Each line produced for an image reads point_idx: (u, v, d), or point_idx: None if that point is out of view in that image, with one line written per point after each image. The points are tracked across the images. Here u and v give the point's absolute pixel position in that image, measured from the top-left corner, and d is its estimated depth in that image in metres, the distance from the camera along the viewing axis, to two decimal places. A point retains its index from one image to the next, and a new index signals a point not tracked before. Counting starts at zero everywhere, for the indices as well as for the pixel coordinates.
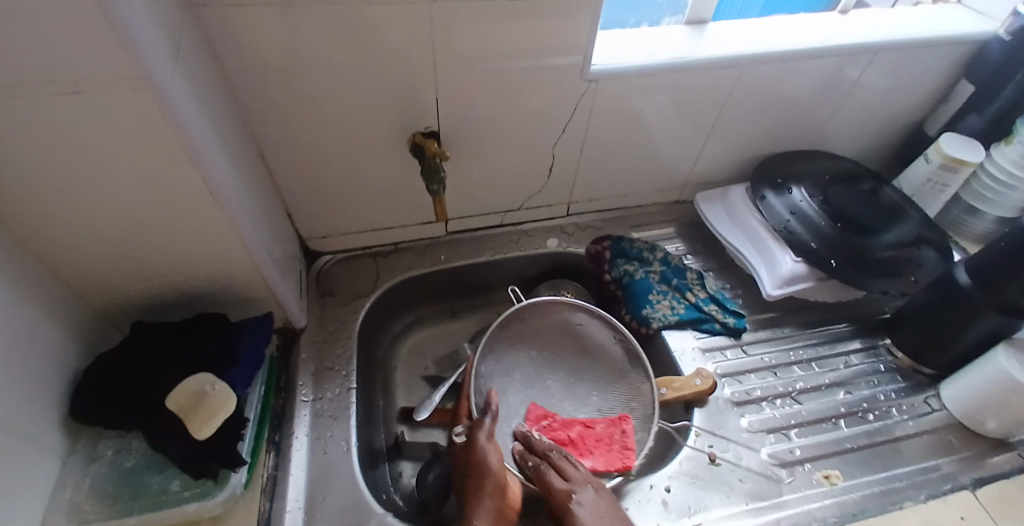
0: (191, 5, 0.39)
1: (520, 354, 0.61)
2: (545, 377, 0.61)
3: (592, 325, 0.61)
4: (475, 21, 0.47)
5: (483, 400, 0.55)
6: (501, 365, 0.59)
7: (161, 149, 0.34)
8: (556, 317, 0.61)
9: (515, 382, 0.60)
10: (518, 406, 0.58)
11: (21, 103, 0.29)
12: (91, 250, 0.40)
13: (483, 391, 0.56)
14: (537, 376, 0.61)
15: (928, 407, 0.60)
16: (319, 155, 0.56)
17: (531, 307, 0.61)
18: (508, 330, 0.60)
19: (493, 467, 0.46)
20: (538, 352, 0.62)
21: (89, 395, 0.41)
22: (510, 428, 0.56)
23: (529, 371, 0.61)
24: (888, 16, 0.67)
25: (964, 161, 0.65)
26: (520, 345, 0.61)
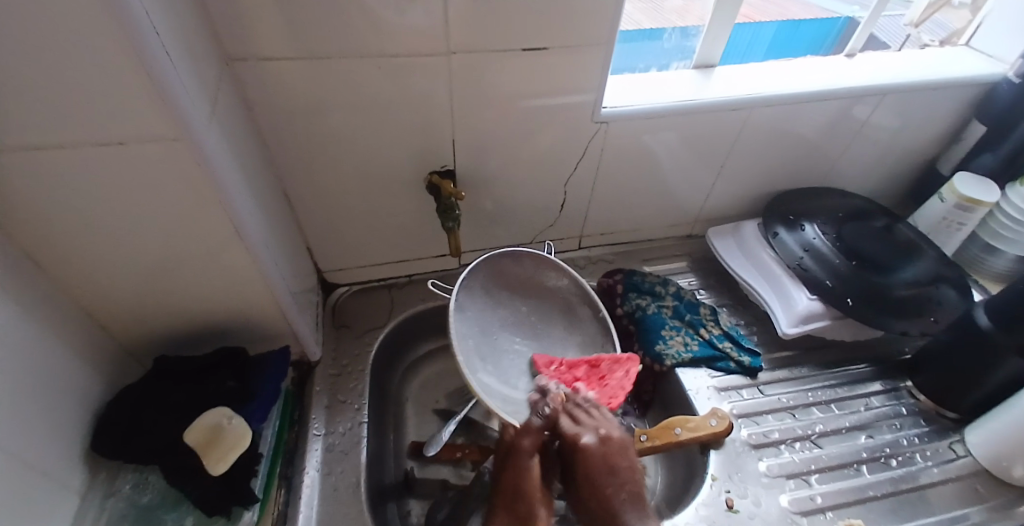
0: (229, 59, 0.43)
1: (503, 301, 0.59)
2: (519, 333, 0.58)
3: (592, 326, 0.61)
4: (491, 69, 0.50)
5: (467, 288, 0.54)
6: (490, 288, 0.58)
7: (193, 193, 0.36)
8: (562, 293, 0.61)
9: (489, 317, 0.57)
10: (481, 324, 0.56)
11: (70, 154, 0.31)
12: (123, 287, 0.42)
13: (472, 288, 0.56)
14: (510, 327, 0.58)
15: (953, 454, 0.58)
16: (339, 194, 0.58)
17: (555, 271, 0.61)
18: (512, 269, 0.60)
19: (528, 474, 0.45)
20: (513, 309, 0.59)
21: (111, 436, 0.42)
22: (468, 328, 0.53)
23: (499, 318, 0.58)
24: (894, 58, 0.68)
25: (979, 200, 0.65)
26: (513, 291, 0.60)
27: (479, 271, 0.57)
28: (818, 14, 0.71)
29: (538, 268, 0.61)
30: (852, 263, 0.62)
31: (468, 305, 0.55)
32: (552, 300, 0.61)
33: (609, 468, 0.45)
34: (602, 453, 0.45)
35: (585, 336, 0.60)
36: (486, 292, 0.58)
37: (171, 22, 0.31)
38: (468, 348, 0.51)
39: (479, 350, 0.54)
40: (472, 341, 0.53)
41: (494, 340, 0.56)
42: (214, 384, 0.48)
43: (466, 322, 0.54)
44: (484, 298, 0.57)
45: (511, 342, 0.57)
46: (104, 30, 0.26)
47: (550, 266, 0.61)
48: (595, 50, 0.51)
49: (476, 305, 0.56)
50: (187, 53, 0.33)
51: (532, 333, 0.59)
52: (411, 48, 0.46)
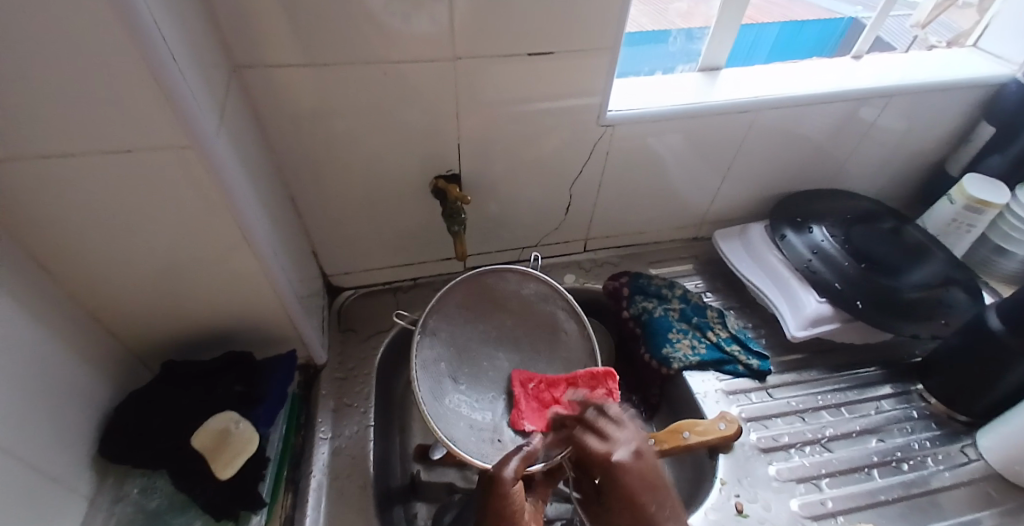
0: (236, 66, 0.43)
1: (483, 318, 0.59)
2: (501, 349, 0.58)
3: (576, 344, 0.58)
4: (497, 73, 0.50)
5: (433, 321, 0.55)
6: (465, 308, 0.58)
7: (201, 199, 0.36)
8: (546, 309, 0.59)
9: (465, 335, 0.57)
10: (457, 346, 0.56)
11: (80, 161, 0.31)
12: (131, 293, 0.42)
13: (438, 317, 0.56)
14: (488, 344, 0.58)
15: (965, 458, 0.57)
16: (346, 198, 0.58)
17: (539, 287, 0.59)
18: (487, 289, 0.58)
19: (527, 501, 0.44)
20: (494, 325, 0.59)
21: (121, 439, 0.42)
22: (437, 352, 0.55)
23: (477, 335, 0.58)
24: (901, 60, 0.68)
25: (988, 202, 0.64)
26: (493, 308, 0.59)
27: (456, 291, 0.57)
28: (822, 15, 0.71)
29: (521, 284, 0.59)
30: (861, 265, 0.61)
31: (440, 326, 0.56)
32: (536, 316, 0.59)
33: (633, 471, 0.43)
34: (637, 469, 0.43)
35: (570, 355, 0.58)
36: (464, 310, 0.58)
37: (180, 30, 0.32)
38: (434, 380, 0.53)
39: (450, 371, 0.55)
40: (440, 364, 0.54)
41: (471, 358, 0.57)
42: (222, 387, 0.48)
43: (434, 345, 0.55)
44: (460, 317, 0.57)
45: (490, 360, 0.57)
46: (113, 39, 0.26)
47: (533, 283, 0.59)
48: (600, 54, 0.51)
49: (450, 325, 0.57)
50: (196, 60, 0.34)
51: (516, 352, 0.58)
52: (417, 54, 0.46)
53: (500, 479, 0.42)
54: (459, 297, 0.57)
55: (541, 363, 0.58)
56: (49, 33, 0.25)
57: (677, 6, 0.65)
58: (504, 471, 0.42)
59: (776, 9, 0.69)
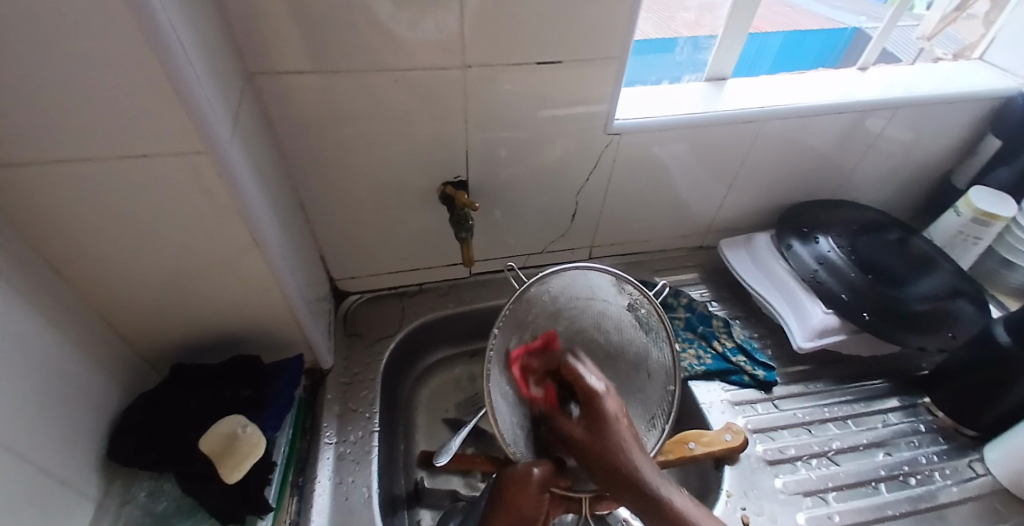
0: (250, 73, 0.43)
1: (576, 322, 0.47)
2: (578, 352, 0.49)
3: (656, 394, 0.49)
4: (506, 81, 0.50)
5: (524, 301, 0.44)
6: (566, 299, 0.46)
7: (215, 205, 0.37)
8: (642, 341, 0.49)
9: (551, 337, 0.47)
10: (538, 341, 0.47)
11: (98, 165, 0.32)
12: (143, 296, 0.42)
13: (537, 301, 0.45)
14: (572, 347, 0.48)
15: (972, 473, 0.57)
16: (354, 204, 0.58)
17: (649, 315, 0.48)
18: (597, 298, 0.47)
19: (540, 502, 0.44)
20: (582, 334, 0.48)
21: (135, 439, 0.42)
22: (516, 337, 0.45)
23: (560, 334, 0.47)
24: (908, 72, 0.68)
25: (996, 214, 0.64)
26: (591, 314, 0.48)
27: (568, 275, 0.45)
28: (825, 25, 0.71)
29: (631, 302, 0.48)
30: (867, 276, 0.61)
31: (532, 308, 0.45)
32: (629, 340, 0.49)
33: (622, 414, 0.41)
34: (616, 404, 0.42)
35: (638, 399, 0.49)
36: (562, 298, 0.46)
37: (199, 40, 0.32)
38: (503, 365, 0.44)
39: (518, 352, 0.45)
40: (511, 343, 0.45)
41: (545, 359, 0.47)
42: (230, 391, 0.48)
43: (517, 327, 0.44)
44: (554, 303, 0.46)
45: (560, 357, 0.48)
46: (136, 48, 0.26)
47: (647, 309, 0.48)
48: (608, 63, 0.52)
49: (544, 316, 0.46)
50: (213, 69, 0.34)
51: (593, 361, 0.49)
52: (428, 61, 0.47)
53: (528, 478, 0.43)
54: (564, 290, 0.46)
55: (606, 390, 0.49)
56: (74, 41, 0.25)
57: (686, 15, 0.64)
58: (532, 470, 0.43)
59: (778, 18, 0.69)
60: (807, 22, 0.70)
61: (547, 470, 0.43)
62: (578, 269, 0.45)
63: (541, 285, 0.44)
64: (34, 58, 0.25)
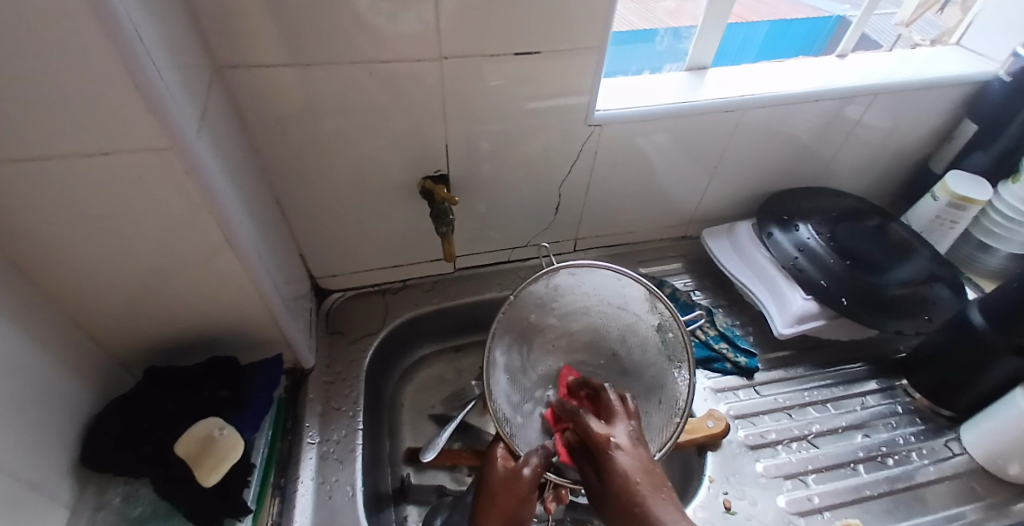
0: (219, 67, 0.42)
1: (598, 326, 0.53)
2: (598, 357, 0.54)
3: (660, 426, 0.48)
4: (484, 73, 0.50)
5: (557, 286, 0.49)
6: (591, 298, 0.51)
7: (183, 203, 0.36)
8: (662, 364, 0.50)
9: (570, 334, 0.53)
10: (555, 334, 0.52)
11: (55, 165, 0.31)
12: (114, 297, 0.41)
13: (567, 292, 0.50)
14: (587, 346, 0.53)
15: (949, 452, 0.58)
16: (333, 200, 0.57)
17: (675, 338, 0.48)
18: (626, 309, 0.51)
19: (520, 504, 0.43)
20: (599, 340, 0.53)
21: (104, 444, 0.41)
22: (544, 316, 0.51)
23: (580, 326, 0.52)
24: (887, 59, 0.68)
25: (972, 199, 0.65)
26: (613, 323, 0.52)
27: (603, 273, 0.49)
28: (809, 13, 0.71)
29: (660, 322, 0.50)
30: (846, 262, 0.62)
31: (562, 293, 0.50)
32: (643, 355, 0.52)
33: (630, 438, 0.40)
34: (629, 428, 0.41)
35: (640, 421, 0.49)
36: (592, 292, 0.50)
37: (160, 34, 0.31)
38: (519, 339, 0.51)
39: (537, 328, 0.51)
40: (532, 317, 0.50)
41: (551, 350, 0.53)
42: (207, 393, 0.47)
43: (544, 306, 0.50)
44: (583, 296, 0.51)
45: (570, 349, 0.53)
46: (90, 42, 0.25)
47: (674, 332, 0.48)
48: (587, 54, 0.51)
49: (569, 307, 0.51)
50: (175, 63, 0.33)
51: (601, 363, 0.53)
52: (403, 53, 0.46)
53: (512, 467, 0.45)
54: (596, 290, 0.50)
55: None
56: (23, 35, 0.24)
57: (666, 4, 0.64)
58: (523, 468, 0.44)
59: (763, 9, 0.69)
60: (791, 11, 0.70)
61: (537, 468, 0.44)
62: (611, 269, 0.48)
63: (574, 274, 0.49)
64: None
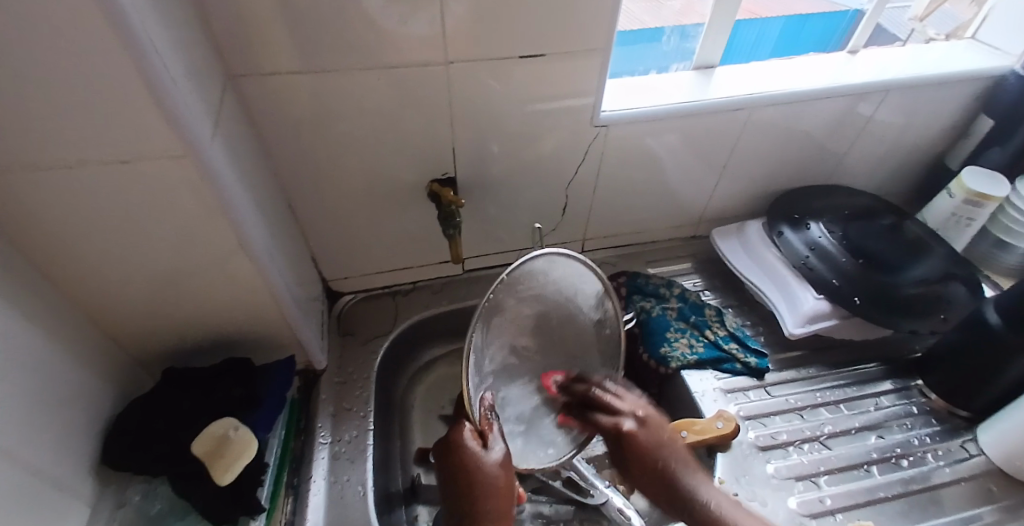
0: (232, 76, 0.43)
1: (551, 315, 0.50)
2: (541, 345, 0.50)
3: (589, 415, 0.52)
4: (489, 76, 0.50)
5: (530, 270, 0.45)
6: (552, 287, 0.48)
7: (197, 206, 0.37)
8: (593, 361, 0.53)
9: (525, 321, 0.48)
10: (511, 319, 0.47)
11: (76, 172, 0.32)
12: (133, 300, 0.43)
13: (536, 278, 0.47)
14: (538, 332, 0.50)
15: (966, 453, 0.57)
16: (343, 204, 0.58)
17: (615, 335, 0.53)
18: (578, 304, 0.51)
19: (485, 481, 0.44)
20: (548, 329, 0.50)
21: (124, 440, 0.43)
22: (508, 298, 0.46)
23: (536, 310, 0.48)
24: (899, 54, 0.67)
25: (988, 196, 0.64)
26: (564, 314, 0.50)
27: (575, 266, 0.48)
28: (826, 8, 0.69)
29: (604, 321, 0.52)
30: (858, 261, 0.61)
31: (534, 276, 0.46)
32: (580, 348, 0.52)
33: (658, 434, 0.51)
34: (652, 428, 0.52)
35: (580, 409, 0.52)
36: (560, 281, 0.49)
37: (174, 44, 0.32)
38: (484, 319, 0.45)
39: (499, 307, 0.46)
40: (501, 293, 0.45)
41: (505, 333, 0.47)
42: (221, 392, 0.48)
43: (515, 284, 0.45)
44: (548, 281, 0.48)
45: (520, 333, 0.48)
46: (108, 52, 0.26)
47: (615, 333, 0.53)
48: (591, 56, 0.51)
49: (531, 296, 0.47)
50: (189, 73, 0.34)
51: (542, 350, 0.50)
52: (410, 58, 0.46)
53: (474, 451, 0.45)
54: (558, 283, 0.49)
55: (527, 380, 0.50)
56: (43, 47, 0.25)
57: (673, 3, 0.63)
58: (486, 452, 0.45)
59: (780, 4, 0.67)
60: (809, 5, 0.68)
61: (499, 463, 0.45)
62: (585, 263, 0.48)
63: (551, 262, 0.46)
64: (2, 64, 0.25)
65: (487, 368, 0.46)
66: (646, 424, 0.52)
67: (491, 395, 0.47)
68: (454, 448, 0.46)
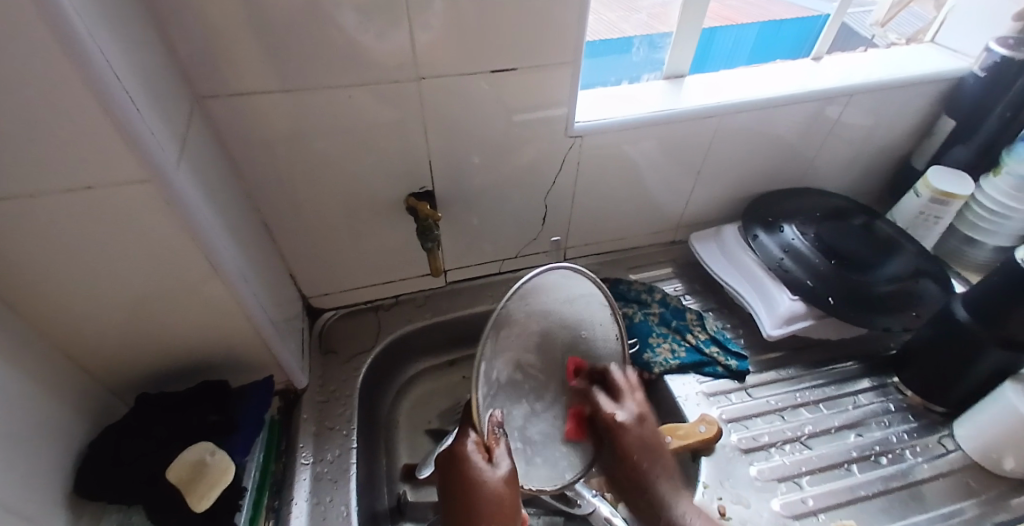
0: (200, 97, 0.43)
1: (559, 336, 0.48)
2: (546, 365, 0.48)
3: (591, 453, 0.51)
4: (461, 90, 0.51)
5: (545, 281, 0.44)
6: (562, 305, 0.47)
7: (165, 229, 0.36)
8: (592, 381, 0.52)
9: (534, 339, 0.46)
10: (517, 339, 0.45)
11: (36, 201, 0.31)
12: (103, 327, 0.42)
13: (548, 291, 0.45)
14: (544, 350, 0.47)
15: (943, 449, 0.58)
16: (320, 221, 0.58)
17: (610, 356, 0.53)
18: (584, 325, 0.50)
19: (484, 493, 0.42)
20: (555, 349, 0.48)
21: (96, 467, 0.41)
22: (521, 311, 0.44)
23: (543, 326, 0.46)
24: (862, 58, 0.69)
25: (953, 194, 0.66)
26: (569, 333, 0.49)
27: (585, 286, 0.48)
28: (798, 13, 0.70)
29: (605, 337, 0.52)
30: (832, 262, 0.62)
31: (547, 290, 0.45)
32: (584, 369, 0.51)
33: (645, 439, 0.50)
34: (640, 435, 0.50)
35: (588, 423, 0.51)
36: (569, 299, 0.48)
37: (136, 70, 0.32)
38: (497, 329, 0.42)
39: (510, 320, 0.43)
40: (515, 306, 0.43)
41: (512, 351, 0.45)
42: (197, 418, 0.48)
43: (528, 297, 0.43)
44: (558, 298, 0.47)
45: (526, 348, 0.46)
46: (67, 82, 0.26)
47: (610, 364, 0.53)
48: (561, 69, 0.52)
49: (541, 314, 0.46)
50: (153, 96, 0.34)
51: (546, 372, 0.48)
52: (384, 74, 0.47)
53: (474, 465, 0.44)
54: (567, 299, 0.47)
55: (527, 402, 0.47)
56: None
57: (645, 11, 0.64)
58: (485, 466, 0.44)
59: (753, 9, 0.70)
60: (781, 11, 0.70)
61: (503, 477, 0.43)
62: (595, 282, 0.48)
63: (565, 278, 0.46)
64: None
65: (494, 381, 0.44)
66: (643, 423, 0.51)
67: (500, 412, 0.45)
68: (466, 462, 0.44)
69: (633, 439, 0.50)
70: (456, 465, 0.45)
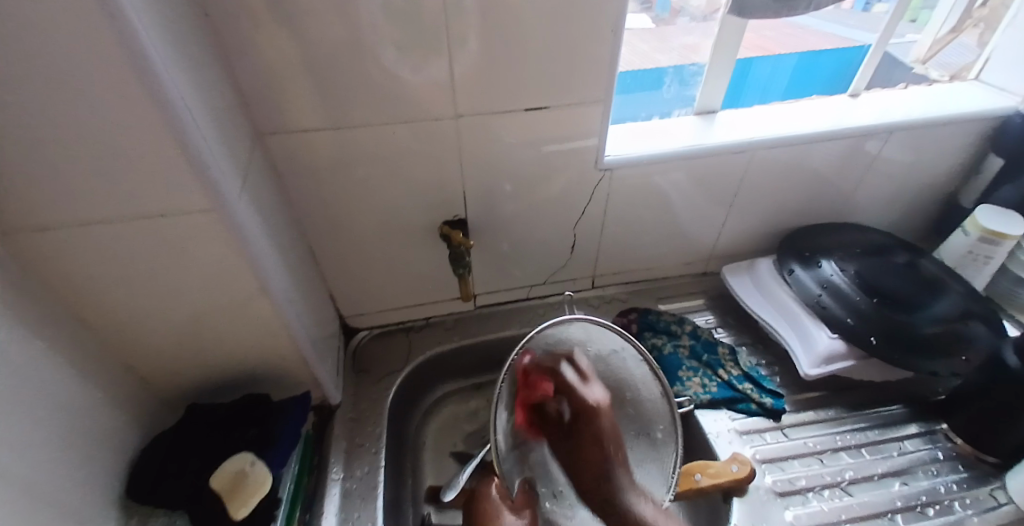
0: (261, 133, 0.48)
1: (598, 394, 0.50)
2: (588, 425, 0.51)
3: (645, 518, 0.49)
4: (496, 125, 0.53)
5: (562, 335, 0.48)
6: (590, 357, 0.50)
7: (224, 252, 0.40)
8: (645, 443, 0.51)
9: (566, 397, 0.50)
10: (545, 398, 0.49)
11: (118, 225, 0.35)
12: (163, 341, 0.46)
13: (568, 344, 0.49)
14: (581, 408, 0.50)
15: (995, 501, 0.54)
16: (360, 245, 0.61)
17: (661, 418, 0.50)
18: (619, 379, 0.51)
19: None
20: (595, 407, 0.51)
21: (148, 478, 0.45)
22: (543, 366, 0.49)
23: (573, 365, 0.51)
24: (901, 95, 0.69)
25: (1003, 234, 0.63)
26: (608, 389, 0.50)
27: (613, 340, 0.49)
28: (838, 43, 0.70)
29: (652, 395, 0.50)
30: (873, 300, 0.61)
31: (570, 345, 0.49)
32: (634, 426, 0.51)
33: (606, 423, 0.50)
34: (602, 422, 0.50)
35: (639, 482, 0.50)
36: (600, 354, 0.50)
37: (208, 109, 0.36)
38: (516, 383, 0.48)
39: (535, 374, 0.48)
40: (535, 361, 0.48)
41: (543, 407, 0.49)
42: (239, 432, 0.51)
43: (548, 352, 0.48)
44: (585, 352, 0.50)
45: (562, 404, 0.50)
46: (151, 121, 0.30)
47: (663, 428, 0.50)
48: (592, 105, 0.54)
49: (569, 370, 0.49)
50: (221, 132, 0.38)
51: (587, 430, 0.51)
52: (425, 110, 0.50)
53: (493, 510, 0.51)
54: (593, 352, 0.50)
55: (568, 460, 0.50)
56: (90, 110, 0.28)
57: (682, 41, 0.65)
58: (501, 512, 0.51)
59: (792, 39, 0.68)
60: (819, 40, 0.69)
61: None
62: (619, 336, 0.48)
63: (586, 330, 0.48)
64: (51, 124, 0.29)
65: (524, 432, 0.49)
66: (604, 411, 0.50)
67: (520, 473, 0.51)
68: (487, 498, 0.54)
69: (600, 427, 0.49)
70: (478, 500, 0.55)
